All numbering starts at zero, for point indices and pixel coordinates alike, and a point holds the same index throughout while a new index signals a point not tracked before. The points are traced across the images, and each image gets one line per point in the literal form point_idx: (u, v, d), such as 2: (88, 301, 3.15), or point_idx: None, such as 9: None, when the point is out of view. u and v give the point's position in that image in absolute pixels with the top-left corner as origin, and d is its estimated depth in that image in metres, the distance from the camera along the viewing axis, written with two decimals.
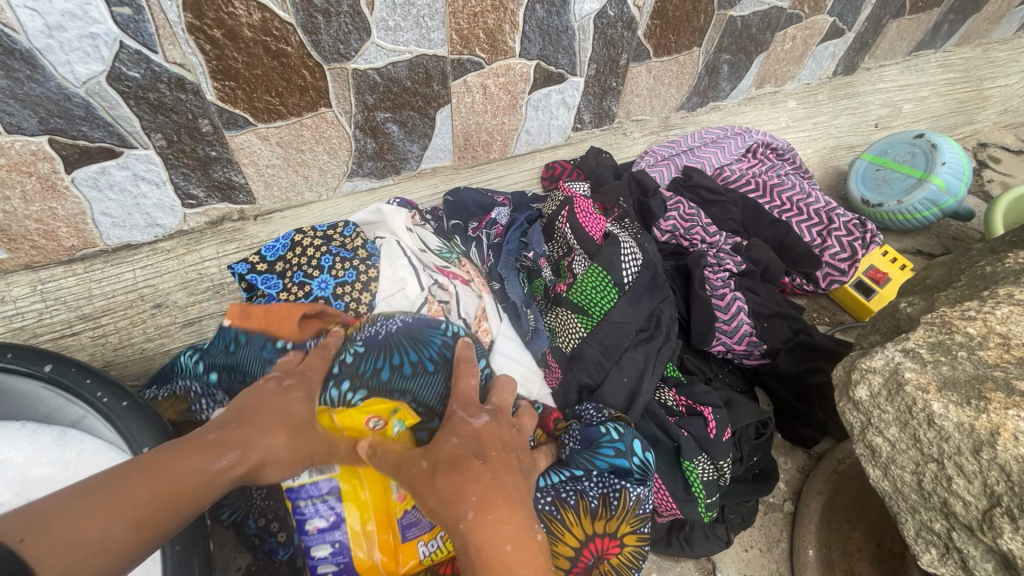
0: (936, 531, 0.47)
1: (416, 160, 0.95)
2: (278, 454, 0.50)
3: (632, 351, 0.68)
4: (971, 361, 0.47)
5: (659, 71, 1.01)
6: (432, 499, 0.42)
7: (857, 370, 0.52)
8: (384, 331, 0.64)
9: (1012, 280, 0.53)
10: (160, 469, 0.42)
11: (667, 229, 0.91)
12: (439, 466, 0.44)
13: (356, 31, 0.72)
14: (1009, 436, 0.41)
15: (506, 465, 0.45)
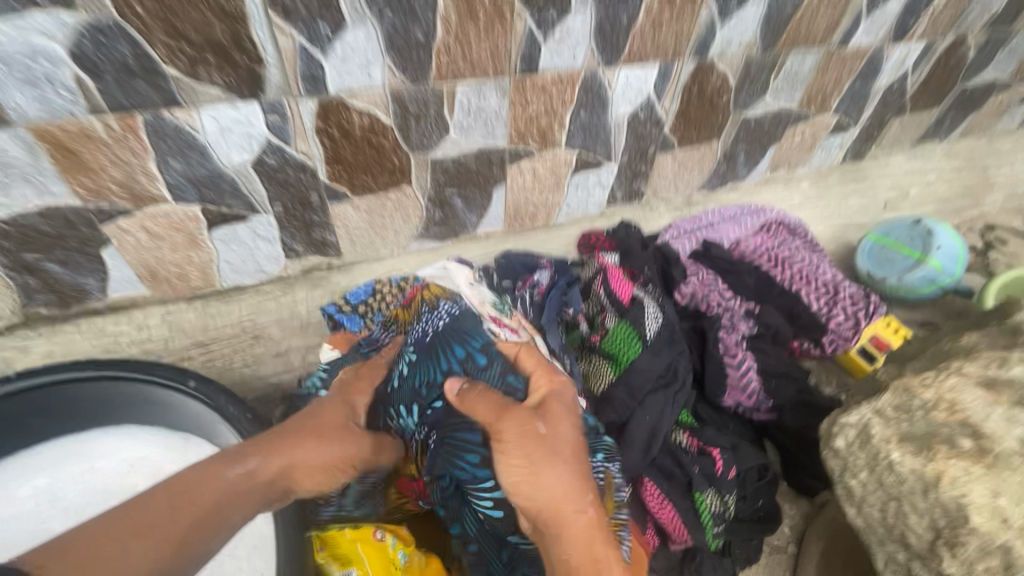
0: (899, 559, 0.58)
1: (473, 226, 1.12)
2: (289, 462, 0.71)
3: (653, 394, 0.80)
4: (925, 418, 0.58)
5: (683, 158, 1.18)
6: (555, 540, 0.62)
7: (835, 424, 0.64)
8: (432, 329, 0.80)
9: (965, 352, 0.65)
10: (198, 488, 0.64)
11: (687, 294, 1.05)
12: (567, 502, 0.64)
13: (437, 129, 0.92)
14: (949, 480, 0.53)
15: (571, 513, 0.64)
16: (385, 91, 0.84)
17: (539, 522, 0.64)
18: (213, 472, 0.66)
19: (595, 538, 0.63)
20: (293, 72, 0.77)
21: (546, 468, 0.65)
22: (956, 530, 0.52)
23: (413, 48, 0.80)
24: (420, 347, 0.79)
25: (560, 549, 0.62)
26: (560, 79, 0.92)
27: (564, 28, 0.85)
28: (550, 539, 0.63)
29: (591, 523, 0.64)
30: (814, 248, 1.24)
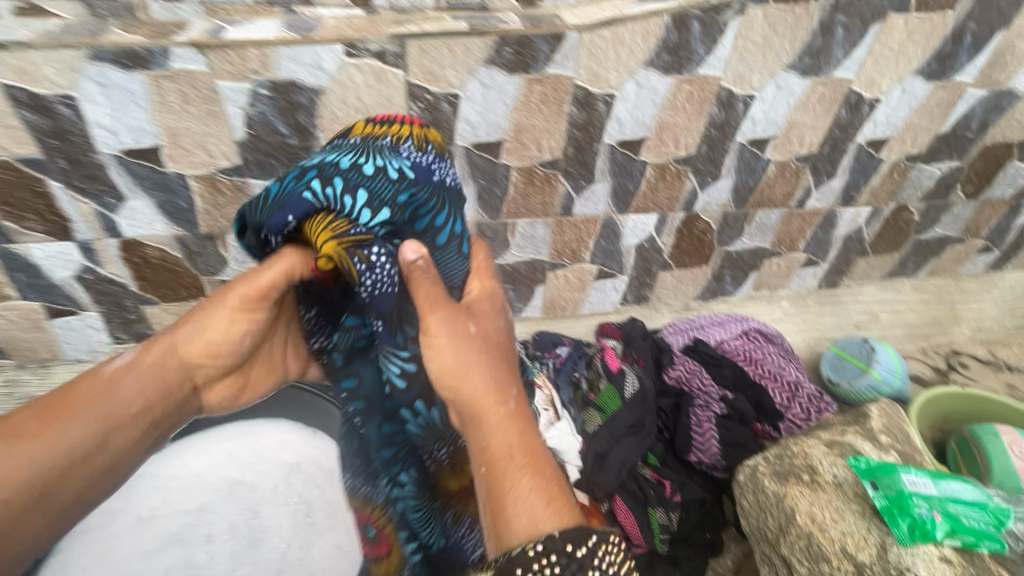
0: (763, 534, 1.17)
1: (519, 310, 1.55)
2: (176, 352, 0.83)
3: (626, 438, 1.15)
4: (783, 465, 1.19)
5: (680, 276, 1.59)
6: (488, 436, 0.71)
7: (740, 466, 1.24)
8: (442, 175, 0.81)
9: (821, 440, 1.24)
10: (83, 390, 0.78)
11: (673, 377, 1.43)
12: (496, 411, 0.73)
13: (502, 246, 1.39)
14: (787, 493, 1.13)
15: (488, 413, 0.72)
16: (472, 221, 1.32)
17: (466, 415, 0.74)
18: (97, 379, 0.79)
19: (517, 430, 0.71)
20: None
21: (476, 365, 0.75)
22: (760, 509, 1.18)
23: (494, 199, 1.29)
24: (424, 185, 0.78)
25: (484, 435, 0.71)
26: (587, 220, 1.38)
27: (592, 191, 1.32)
28: (473, 428, 0.72)
29: (509, 415, 0.73)
30: (786, 353, 1.57)
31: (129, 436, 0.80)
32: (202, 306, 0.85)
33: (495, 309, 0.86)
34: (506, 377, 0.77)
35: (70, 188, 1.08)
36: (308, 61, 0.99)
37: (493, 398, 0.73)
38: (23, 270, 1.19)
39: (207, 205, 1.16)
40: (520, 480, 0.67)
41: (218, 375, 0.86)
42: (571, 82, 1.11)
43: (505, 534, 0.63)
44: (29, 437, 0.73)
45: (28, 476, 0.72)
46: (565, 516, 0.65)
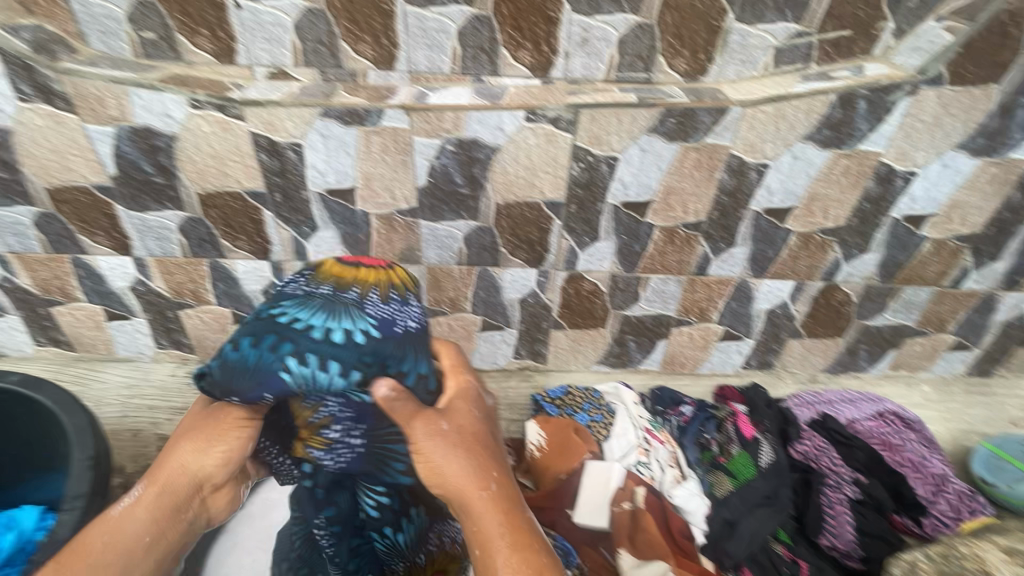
0: None
1: (638, 361, 1.57)
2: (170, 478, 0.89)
3: (759, 508, 1.14)
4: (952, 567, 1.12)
5: (810, 345, 1.54)
6: (479, 518, 0.83)
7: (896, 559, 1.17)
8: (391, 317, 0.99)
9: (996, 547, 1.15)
10: (98, 535, 0.83)
11: (800, 451, 1.37)
12: (480, 498, 0.84)
13: (631, 299, 1.43)
14: None
15: (472, 500, 0.84)
16: (608, 273, 1.38)
17: (455, 503, 0.85)
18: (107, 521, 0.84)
19: (500, 519, 0.83)
20: (562, 257, 1.35)
21: (456, 461, 0.86)
22: None
23: (632, 254, 1.34)
24: (387, 339, 0.97)
25: (476, 520, 0.82)
26: (720, 282, 1.40)
27: (730, 254, 1.34)
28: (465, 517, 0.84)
29: (490, 499, 0.84)
30: (929, 443, 1.44)
31: (145, 562, 0.84)
32: (189, 424, 0.95)
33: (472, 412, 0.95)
34: (486, 467, 0.87)
35: (278, 217, 1.28)
36: (492, 124, 1.12)
37: (473, 489, 0.84)
38: (224, 281, 1.40)
39: (380, 239, 1.32)
40: (499, 558, 0.80)
41: (216, 482, 0.93)
42: (726, 151, 1.16)
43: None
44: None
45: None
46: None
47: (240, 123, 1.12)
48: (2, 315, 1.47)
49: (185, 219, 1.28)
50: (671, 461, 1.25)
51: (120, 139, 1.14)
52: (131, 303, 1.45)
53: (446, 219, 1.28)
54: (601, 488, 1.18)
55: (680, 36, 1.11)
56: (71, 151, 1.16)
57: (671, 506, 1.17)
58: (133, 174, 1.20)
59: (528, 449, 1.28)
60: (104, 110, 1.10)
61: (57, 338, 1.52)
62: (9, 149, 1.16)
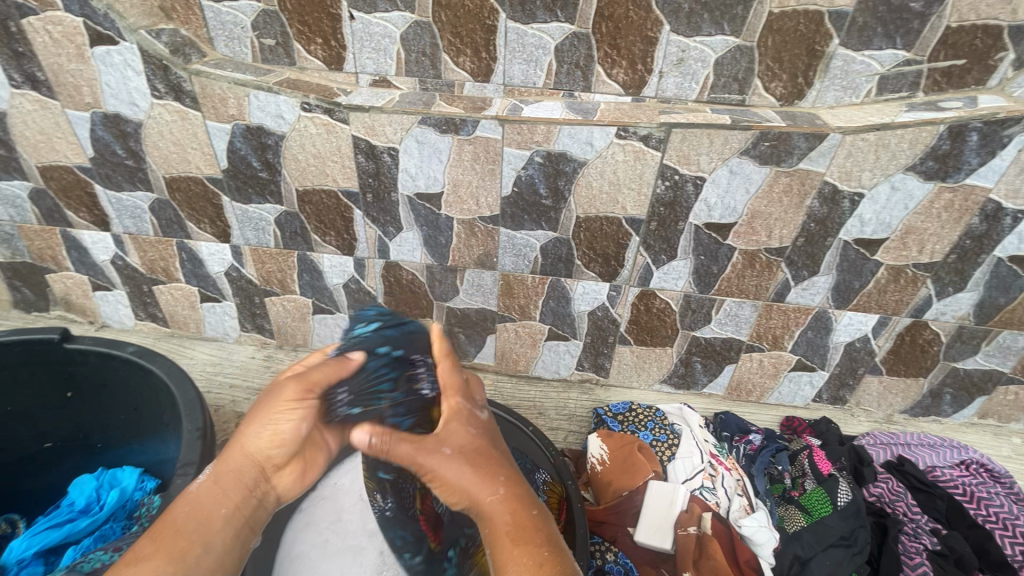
0: None
1: (702, 384, 1.55)
2: (240, 466, 0.79)
3: (834, 547, 1.11)
4: None
5: (889, 383, 1.47)
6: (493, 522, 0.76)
7: None
8: None
9: None
10: (174, 522, 0.75)
11: (874, 492, 1.31)
12: (494, 496, 0.77)
13: (703, 320, 1.42)
14: None
15: (487, 498, 0.77)
16: (681, 292, 1.37)
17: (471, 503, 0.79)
18: (182, 504, 0.77)
19: (509, 524, 0.75)
20: (636, 273, 1.35)
21: (467, 467, 0.77)
22: None
23: (709, 275, 1.33)
24: None
25: (484, 517, 0.76)
26: (799, 310, 1.36)
27: (812, 282, 1.30)
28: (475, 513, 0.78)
29: (500, 497, 0.76)
30: (1019, 499, 1.33)
31: (222, 537, 0.76)
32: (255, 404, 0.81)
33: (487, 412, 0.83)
34: (494, 467, 0.78)
35: (367, 216, 1.34)
36: (583, 138, 1.14)
37: (481, 489, 0.77)
38: (310, 273, 1.48)
39: (460, 244, 1.36)
40: (508, 555, 0.73)
41: (280, 462, 0.81)
42: (820, 177, 1.13)
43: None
44: (149, 556, 0.71)
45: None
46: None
47: (344, 126, 1.19)
48: (111, 289, 1.61)
49: (282, 212, 1.37)
50: (738, 488, 1.23)
51: (235, 136, 1.24)
52: (223, 287, 1.55)
53: (526, 229, 1.31)
54: (665, 506, 1.18)
55: (780, 60, 1.10)
56: (191, 145, 1.27)
57: (738, 535, 1.14)
58: (242, 169, 1.29)
59: (590, 462, 1.30)
60: (225, 108, 1.20)
61: (155, 313, 1.65)
62: (139, 139, 1.28)
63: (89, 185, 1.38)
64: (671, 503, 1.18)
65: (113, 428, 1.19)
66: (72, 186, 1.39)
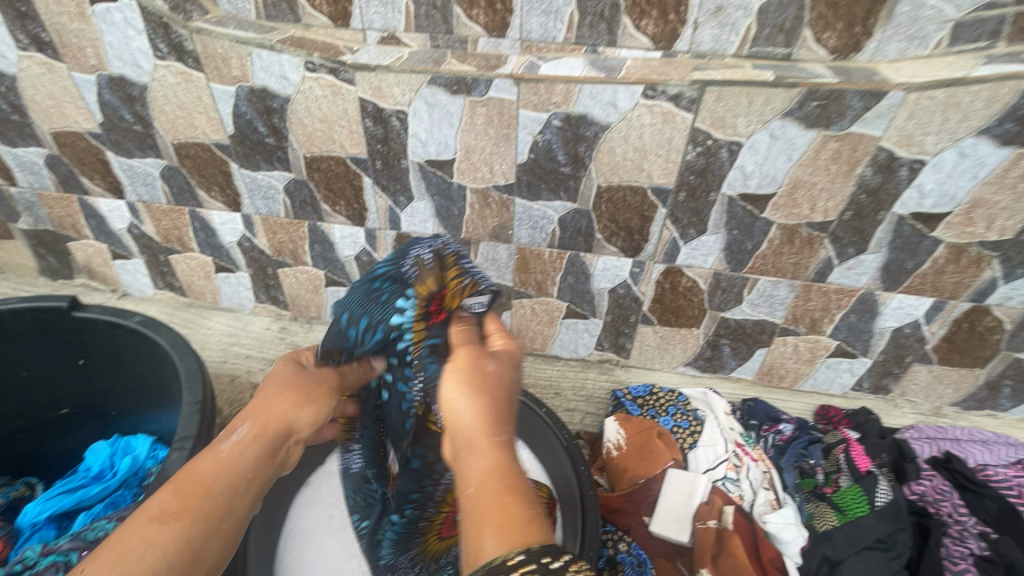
0: None
1: (730, 368, 1.45)
2: (282, 422, 0.79)
3: (870, 550, 1.02)
4: None
5: (939, 373, 1.34)
6: (473, 462, 0.61)
7: None
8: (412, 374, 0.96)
9: None
10: (203, 473, 0.70)
11: (916, 490, 1.21)
12: (479, 441, 0.63)
13: (733, 300, 1.31)
14: None
15: (479, 440, 0.63)
16: (711, 270, 1.27)
17: (455, 449, 0.65)
18: (212, 462, 0.71)
19: (497, 473, 0.60)
20: (662, 249, 1.25)
21: (469, 396, 0.66)
22: None
23: (742, 252, 1.22)
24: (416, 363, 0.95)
25: (468, 460, 0.62)
26: (842, 291, 1.24)
27: (858, 261, 1.18)
28: (457, 457, 0.64)
29: (495, 448, 0.63)
30: None
31: (242, 501, 0.72)
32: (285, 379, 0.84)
33: (511, 358, 0.73)
34: (500, 408, 0.66)
35: (376, 185, 1.28)
36: (605, 98, 1.04)
37: (477, 431, 0.64)
38: (321, 243, 1.44)
39: (474, 215, 1.29)
40: (483, 504, 0.58)
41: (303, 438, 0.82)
42: (875, 143, 1.00)
43: (476, 558, 0.54)
44: (177, 515, 0.65)
45: (215, 555, 0.67)
46: (528, 541, 0.54)
47: (350, 87, 1.12)
48: (130, 257, 1.61)
49: (290, 180, 1.32)
50: (764, 480, 1.15)
51: (240, 99, 1.18)
52: (237, 257, 1.53)
53: (543, 199, 1.22)
54: (684, 497, 1.11)
55: (835, 6, 0.96)
56: (197, 108, 1.22)
57: (762, 531, 1.06)
58: (249, 134, 1.24)
59: (605, 447, 1.24)
60: (228, 69, 1.14)
61: (173, 283, 1.65)
62: (145, 103, 1.24)
63: (100, 151, 1.36)
64: (691, 494, 1.12)
65: (126, 396, 1.19)
66: (84, 153, 1.38)
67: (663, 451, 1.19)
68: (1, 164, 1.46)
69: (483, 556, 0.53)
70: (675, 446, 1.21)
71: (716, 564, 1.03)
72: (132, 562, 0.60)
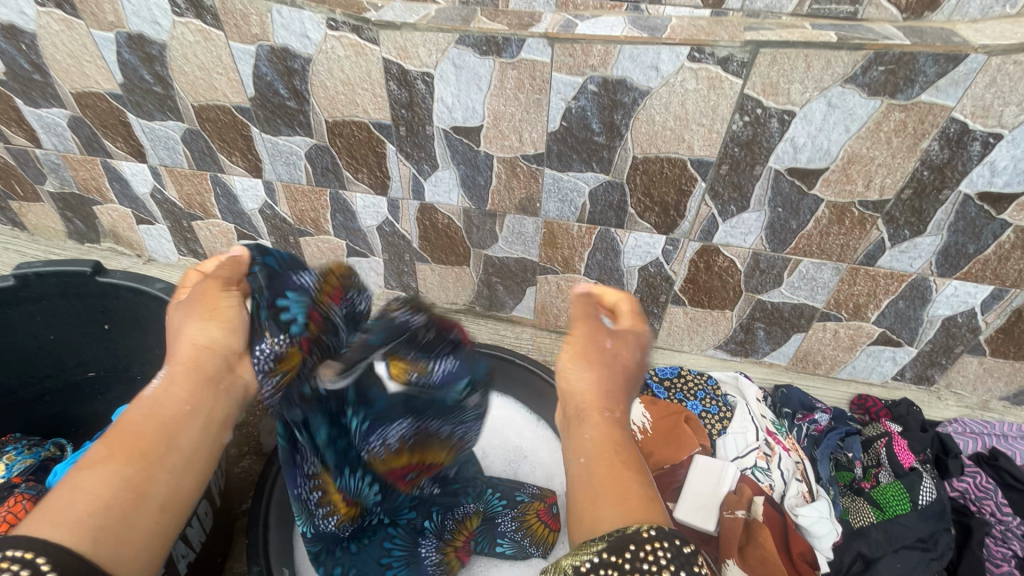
0: None
1: (763, 353, 1.39)
2: (202, 340, 0.66)
3: (910, 550, 0.98)
4: None
5: (991, 366, 1.26)
6: (587, 431, 0.60)
7: None
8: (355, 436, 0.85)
9: None
10: (128, 420, 0.60)
11: (957, 488, 1.15)
12: (594, 412, 0.62)
13: (772, 283, 1.24)
14: None
15: (595, 413, 0.62)
16: (750, 250, 1.20)
17: (567, 416, 0.64)
18: (137, 405, 0.61)
19: (610, 443, 0.59)
20: (699, 226, 1.18)
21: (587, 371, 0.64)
22: None
23: (785, 232, 1.14)
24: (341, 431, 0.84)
25: (580, 429, 0.61)
26: (891, 276, 1.16)
27: (913, 244, 1.09)
28: (569, 426, 0.63)
29: (611, 422, 0.61)
30: None
31: (191, 433, 0.62)
32: (190, 299, 0.70)
33: (639, 339, 0.68)
34: (617, 384, 0.64)
35: (400, 152, 1.23)
36: (647, 61, 0.96)
37: (594, 402, 0.63)
38: (343, 213, 1.41)
39: (501, 186, 1.23)
40: (599, 475, 0.56)
41: (242, 354, 0.69)
42: (947, 114, 0.90)
43: (592, 528, 0.53)
44: (106, 462, 0.55)
45: (169, 490, 0.58)
46: (651, 517, 0.52)
47: (374, 47, 1.06)
48: (154, 223, 1.61)
49: (312, 146, 1.28)
50: (797, 471, 1.10)
51: (260, 59, 1.13)
52: (259, 225, 1.51)
53: (574, 170, 1.16)
54: (712, 486, 1.08)
55: None
56: (216, 69, 1.18)
57: (794, 526, 1.01)
58: (270, 97, 1.20)
59: (630, 430, 1.20)
60: (248, 27, 1.09)
61: (196, 250, 1.65)
62: (165, 63, 1.20)
63: (122, 113, 1.34)
64: (719, 482, 1.08)
65: (151, 362, 1.20)
66: (107, 115, 1.35)
67: (692, 437, 1.15)
68: (26, 125, 1.45)
69: (603, 526, 0.52)
70: (704, 432, 1.17)
71: (744, 556, 0.99)
72: (65, 513, 0.51)
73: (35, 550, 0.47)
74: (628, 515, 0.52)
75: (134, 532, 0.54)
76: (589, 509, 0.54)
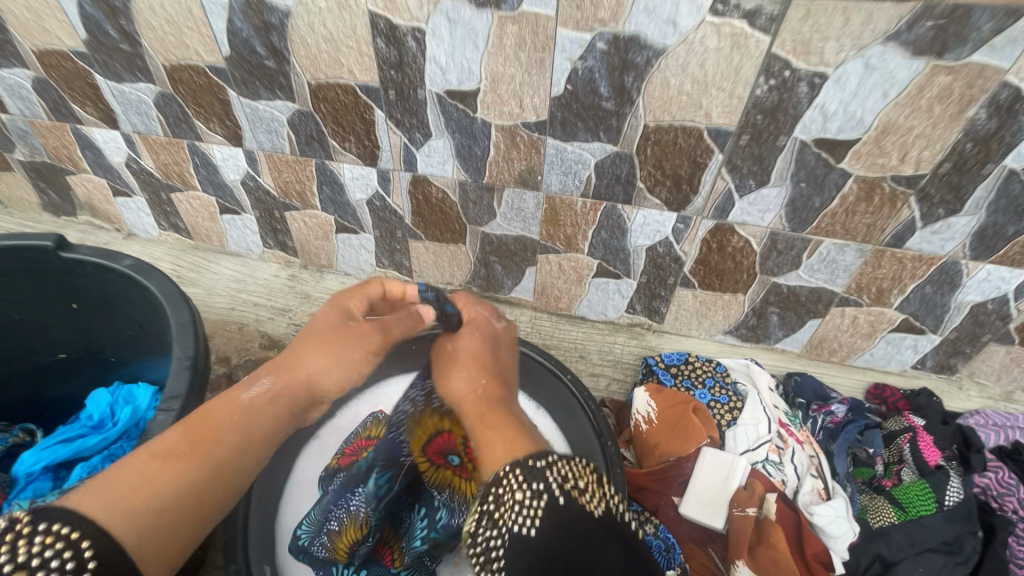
0: None
1: (775, 339, 1.32)
2: (317, 368, 0.96)
3: (935, 553, 0.92)
4: None
5: (1018, 355, 1.19)
6: (485, 435, 0.79)
7: None
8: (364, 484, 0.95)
9: None
10: (218, 419, 0.80)
11: (979, 484, 1.08)
12: (486, 408, 0.85)
13: (790, 265, 1.16)
14: None
15: (496, 418, 0.82)
16: (767, 229, 1.11)
17: (474, 417, 0.85)
18: (219, 406, 0.81)
19: (483, 410, 0.85)
20: (713, 202, 1.09)
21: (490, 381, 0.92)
22: None
23: (807, 209, 1.05)
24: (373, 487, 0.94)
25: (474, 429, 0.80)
26: (920, 259, 1.07)
27: (947, 224, 1.01)
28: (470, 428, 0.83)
29: (490, 389, 0.91)
30: None
31: (267, 435, 0.85)
32: (303, 341, 0.97)
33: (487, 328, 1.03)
34: (485, 371, 0.94)
35: (389, 119, 1.13)
36: (663, 15, 0.85)
37: (466, 392, 0.90)
38: (330, 185, 1.32)
39: (499, 157, 1.14)
40: (491, 423, 0.79)
41: (342, 385, 1.01)
42: (999, 77, 0.80)
43: (488, 469, 0.73)
44: (180, 457, 0.73)
45: (221, 498, 0.76)
46: (522, 450, 0.73)
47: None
48: (131, 195, 1.51)
49: (294, 112, 1.17)
50: (812, 466, 1.04)
51: (234, 12, 1.02)
52: (241, 197, 1.42)
53: (579, 140, 1.06)
54: (720, 482, 1.02)
55: None
56: (187, 24, 1.07)
57: (807, 525, 0.95)
58: (247, 56, 1.09)
59: (634, 419, 1.14)
60: None
61: (177, 225, 1.56)
62: (130, 17, 1.09)
63: (89, 74, 1.23)
64: (728, 478, 1.02)
65: (125, 343, 1.13)
66: (72, 77, 1.25)
67: (698, 428, 1.08)
68: None
69: (492, 464, 0.73)
70: (711, 425, 1.10)
71: (753, 557, 0.94)
72: (115, 500, 0.66)
73: (74, 529, 0.60)
74: (515, 454, 0.72)
75: (186, 527, 0.71)
76: (484, 466, 0.74)
